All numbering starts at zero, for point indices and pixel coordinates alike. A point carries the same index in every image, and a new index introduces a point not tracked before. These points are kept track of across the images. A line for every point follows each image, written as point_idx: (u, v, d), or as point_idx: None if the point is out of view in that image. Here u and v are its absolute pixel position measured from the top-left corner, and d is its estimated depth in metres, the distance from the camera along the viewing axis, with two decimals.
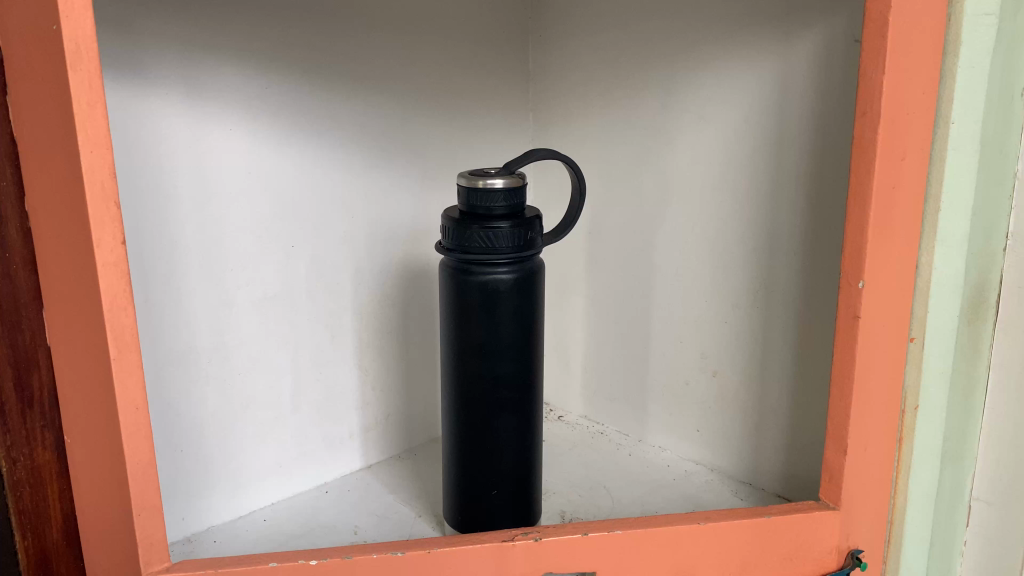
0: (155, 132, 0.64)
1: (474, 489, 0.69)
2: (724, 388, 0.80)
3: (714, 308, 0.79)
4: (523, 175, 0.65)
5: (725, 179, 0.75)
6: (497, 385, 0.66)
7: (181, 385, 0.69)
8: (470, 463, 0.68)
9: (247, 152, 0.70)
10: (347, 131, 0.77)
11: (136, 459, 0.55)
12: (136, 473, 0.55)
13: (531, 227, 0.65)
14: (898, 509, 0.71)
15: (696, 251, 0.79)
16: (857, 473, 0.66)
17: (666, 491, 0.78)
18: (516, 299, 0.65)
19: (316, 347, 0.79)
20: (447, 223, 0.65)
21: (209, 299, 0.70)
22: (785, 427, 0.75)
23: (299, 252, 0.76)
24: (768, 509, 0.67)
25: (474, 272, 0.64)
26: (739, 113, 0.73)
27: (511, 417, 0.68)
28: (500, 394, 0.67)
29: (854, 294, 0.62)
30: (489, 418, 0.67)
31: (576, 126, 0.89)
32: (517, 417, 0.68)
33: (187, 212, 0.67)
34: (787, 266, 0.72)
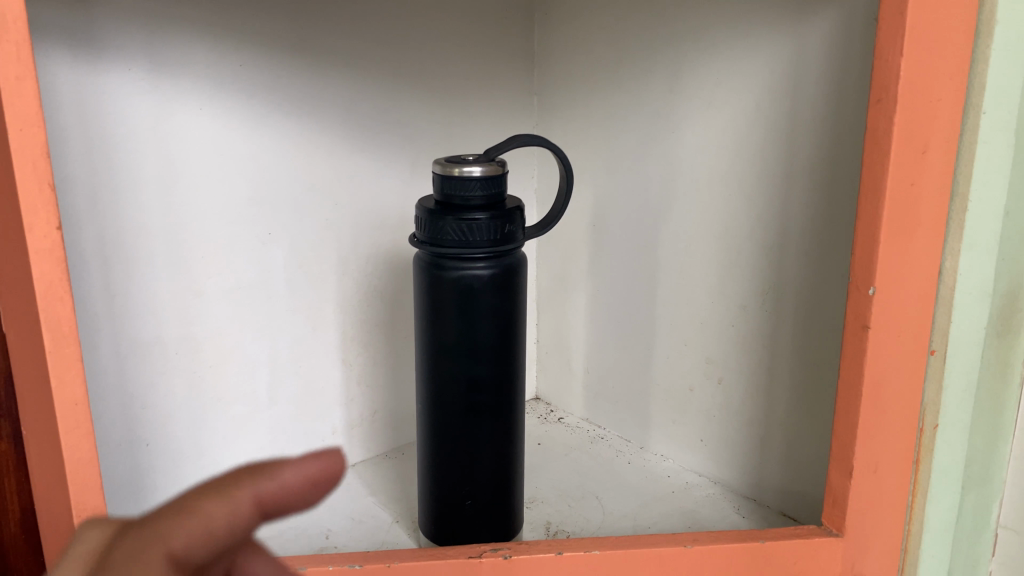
0: (116, 109, 0.60)
1: (449, 499, 0.64)
2: (728, 397, 0.74)
3: (721, 310, 0.73)
4: (504, 163, 0.60)
5: (733, 169, 0.69)
6: (473, 389, 0.62)
7: (146, 377, 0.66)
8: (445, 471, 0.64)
9: (219, 133, 0.66)
10: (330, 113, 0.73)
11: (78, 458, 0.49)
12: (75, 474, 0.49)
13: (511, 220, 0.59)
14: (913, 536, 0.64)
15: (702, 248, 0.73)
16: (863, 499, 0.60)
17: (663, 505, 0.73)
18: (493, 297, 0.60)
19: (296, 339, 0.75)
20: (420, 214, 0.60)
21: (177, 288, 0.66)
22: (790, 441, 0.69)
23: (276, 239, 0.72)
24: (764, 533, 0.61)
25: (448, 268, 0.59)
26: (750, 99, 0.67)
27: (488, 423, 0.63)
28: (476, 398, 0.62)
29: (864, 302, 0.55)
30: (464, 424, 0.62)
31: (579, 111, 0.83)
32: (493, 424, 0.63)
33: (152, 196, 0.63)
34: (796, 266, 0.66)
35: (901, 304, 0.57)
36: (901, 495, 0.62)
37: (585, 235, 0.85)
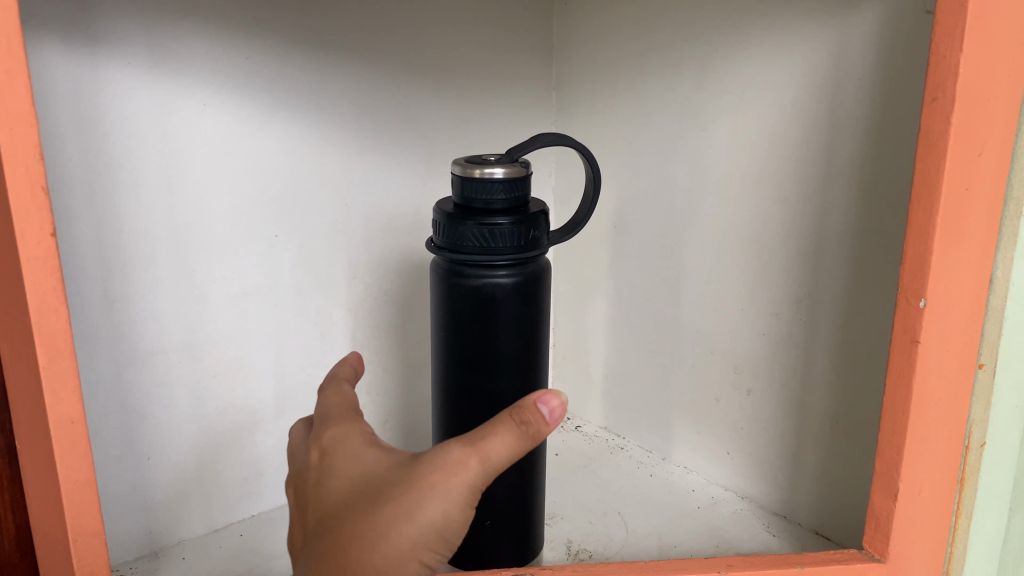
0: (115, 105, 0.57)
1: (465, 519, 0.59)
2: (758, 408, 0.70)
3: (752, 318, 0.69)
4: (528, 163, 0.56)
5: (766, 170, 0.65)
6: (495, 402, 0.58)
7: (147, 387, 0.62)
8: None
9: (224, 130, 0.63)
10: (341, 109, 0.69)
11: (73, 480, 0.44)
12: (72, 498, 0.44)
13: (536, 224, 0.56)
14: (955, 559, 0.61)
15: (732, 252, 0.70)
16: (907, 522, 0.56)
17: (690, 522, 0.70)
18: (516, 306, 0.56)
19: (304, 346, 0.72)
20: (438, 218, 0.56)
21: (179, 293, 0.63)
22: (825, 457, 0.65)
23: (283, 242, 0.68)
24: (801, 558, 0.58)
25: (467, 275, 0.56)
26: (786, 96, 0.63)
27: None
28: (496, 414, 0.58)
29: (914, 315, 0.52)
30: None
31: (600, 107, 0.80)
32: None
33: (153, 197, 0.60)
34: (834, 274, 0.62)
35: (951, 316, 0.53)
36: (944, 517, 0.58)
37: (606, 237, 0.81)
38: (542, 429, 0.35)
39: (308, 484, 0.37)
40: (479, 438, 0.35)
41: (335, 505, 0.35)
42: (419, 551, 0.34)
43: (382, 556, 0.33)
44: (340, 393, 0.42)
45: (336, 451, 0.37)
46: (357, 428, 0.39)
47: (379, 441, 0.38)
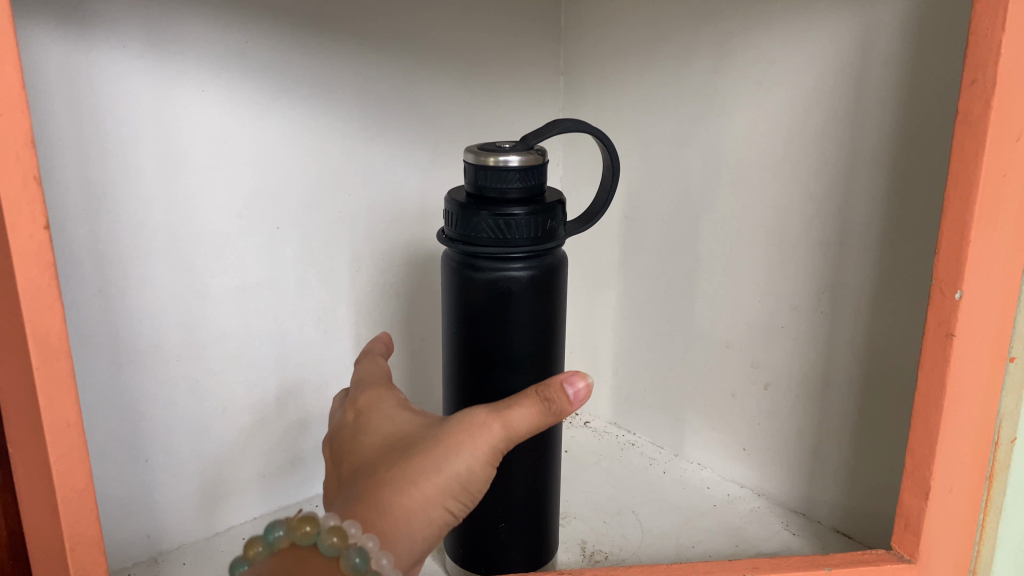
0: (110, 91, 0.54)
1: (478, 522, 0.57)
2: (776, 403, 0.68)
3: (770, 311, 0.67)
4: (544, 151, 0.54)
5: (787, 158, 0.63)
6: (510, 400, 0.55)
7: (145, 387, 0.60)
8: None
9: (223, 117, 0.60)
10: (344, 96, 0.67)
11: (69, 486, 0.41)
12: (67, 506, 0.42)
13: (553, 215, 0.53)
14: (983, 559, 0.59)
15: (749, 243, 0.67)
16: (938, 522, 0.54)
17: (707, 520, 0.68)
18: (532, 301, 0.54)
19: (306, 342, 0.69)
20: (450, 208, 0.54)
21: (177, 288, 0.60)
22: (848, 453, 0.64)
23: (285, 235, 0.65)
24: (829, 559, 0.56)
25: (481, 268, 0.53)
26: (808, 80, 0.61)
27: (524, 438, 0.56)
28: None
29: (948, 307, 0.50)
30: None
31: (609, 94, 0.77)
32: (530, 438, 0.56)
33: (150, 188, 0.57)
34: (859, 265, 0.60)
35: (986, 307, 0.51)
36: (971, 515, 0.57)
37: (617, 228, 0.79)
38: (564, 408, 0.39)
39: (348, 440, 0.42)
40: (505, 409, 0.40)
41: (373, 455, 0.40)
42: (446, 494, 0.38)
43: (416, 494, 0.38)
44: (374, 368, 0.48)
45: (374, 410, 0.43)
46: (389, 393, 0.44)
47: (410, 406, 0.43)
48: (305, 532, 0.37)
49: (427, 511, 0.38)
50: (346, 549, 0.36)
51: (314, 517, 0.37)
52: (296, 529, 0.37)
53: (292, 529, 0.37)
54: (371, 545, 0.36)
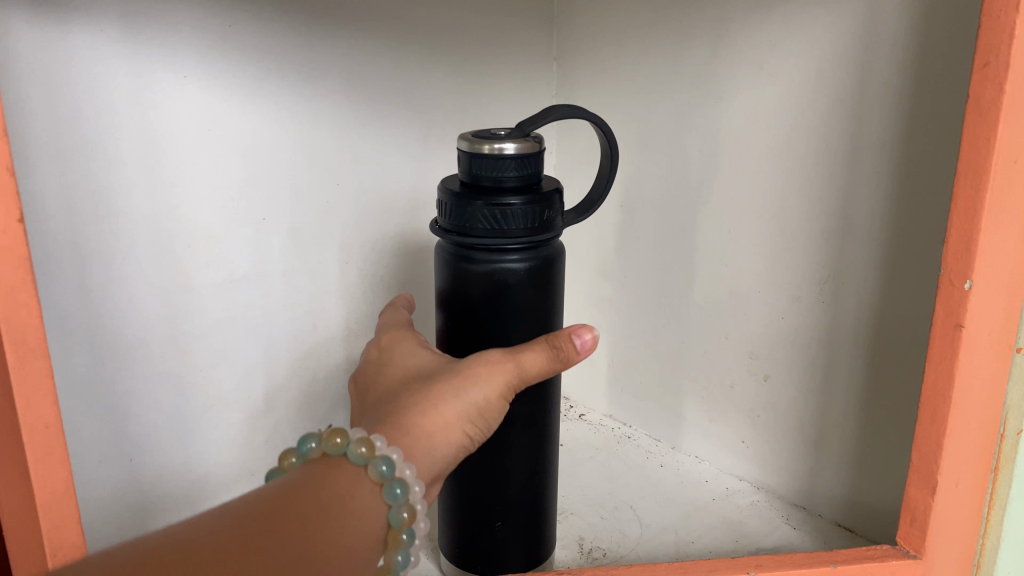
0: (90, 78, 0.52)
1: (474, 520, 0.55)
2: (776, 395, 0.67)
3: (770, 302, 0.66)
4: (541, 138, 0.52)
5: (788, 144, 0.61)
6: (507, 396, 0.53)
7: (129, 385, 0.58)
8: (470, 490, 0.55)
9: (207, 104, 0.58)
10: (331, 82, 0.64)
11: (49, 490, 0.40)
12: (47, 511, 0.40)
13: (551, 204, 0.51)
14: (987, 552, 0.58)
15: (748, 233, 0.66)
16: (944, 516, 0.53)
17: (706, 515, 0.66)
18: (528, 293, 0.52)
19: (295, 336, 0.67)
20: (443, 198, 0.52)
21: (161, 282, 0.58)
22: (850, 446, 0.62)
23: (271, 226, 0.63)
24: (834, 556, 0.54)
25: (476, 260, 0.51)
26: (810, 64, 0.59)
27: (522, 435, 0.54)
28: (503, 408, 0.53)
29: (958, 298, 0.48)
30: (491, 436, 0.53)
31: (605, 80, 0.75)
32: (528, 435, 0.54)
33: (133, 178, 0.55)
34: (862, 254, 0.59)
35: (995, 297, 0.50)
36: (974, 508, 0.55)
37: (612, 217, 0.77)
38: (571, 355, 0.44)
39: (375, 376, 0.48)
40: (519, 352, 0.45)
41: (399, 385, 0.46)
42: (464, 418, 0.44)
43: (438, 416, 0.43)
44: (396, 319, 0.53)
45: (398, 351, 0.48)
46: (412, 338, 0.50)
47: (430, 349, 0.49)
48: (335, 444, 0.39)
49: (446, 433, 0.43)
50: (372, 458, 0.39)
51: (343, 430, 0.39)
52: (326, 441, 0.39)
53: (324, 440, 0.39)
54: (396, 457, 0.39)
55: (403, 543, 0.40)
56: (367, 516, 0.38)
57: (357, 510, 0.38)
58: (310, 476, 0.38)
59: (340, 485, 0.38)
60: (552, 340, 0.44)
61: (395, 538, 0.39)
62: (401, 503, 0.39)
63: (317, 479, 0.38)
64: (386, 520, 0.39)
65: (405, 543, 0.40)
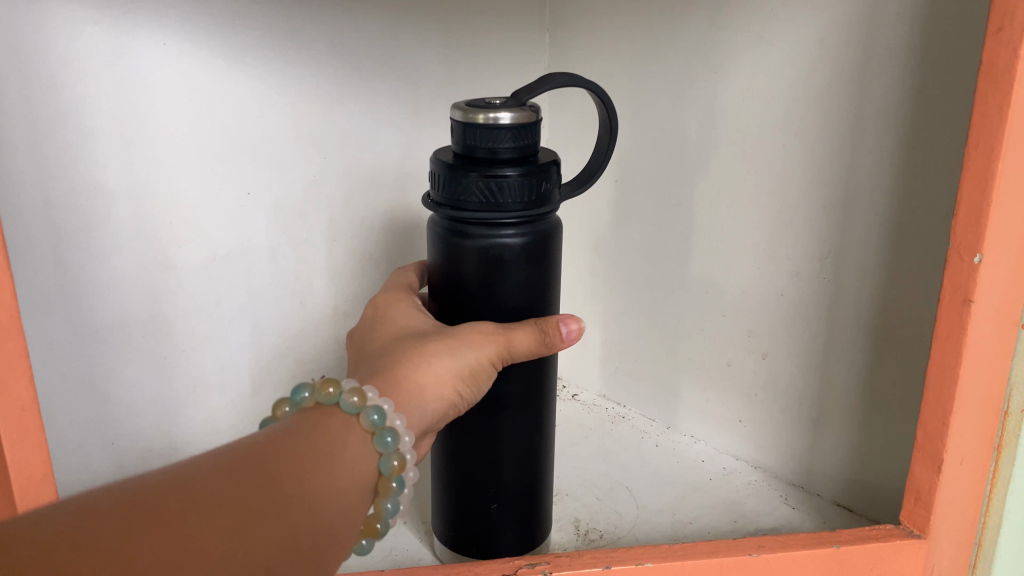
0: (61, 44, 0.50)
1: (469, 501, 0.54)
2: (775, 374, 0.66)
3: (769, 278, 0.64)
4: (538, 107, 0.50)
5: (789, 116, 0.60)
6: (503, 376, 0.51)
7: (108, 365, 0.56)
8: (465, 471, 0.53)
9: (188, 73, 0.56)
10: (317, 51, 0.62)
11: (22, 462, 0.42)
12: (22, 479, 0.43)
13: (548, 176, 0.49)
14: (988, 531, 0.56)
15: (747, 208, 0.64)
16: (948, 495, 0.52)
17: (703, 495, 0.65)
18: (524, 269, 0.50)
19: (281, 315, 0.65)
20: (437, 170, 0.50)
21: (141, 258, 0.56)
22: (851, 424, 0.61)
23: (256, 201, 0.61)
24: (836, 536, 0.53)
25: (471, 235, 0.49)
26: (814, 31, 0.57)
27: (517, 416, 0.52)
28: (499, 387, 0.51)
29: (965, 272, 0.47)
30: (487, 415, 0.52)
31: (599, 51, 0.73)
32: (523, 415, 0.53)
33: (110, 150, 0.53)
34: (865, 229, 0.57)
35: (1003, 271, 0.48)
36: (973, 486, 0.54)
37: (606, 192, 0.75)
38: (556, 341, 0.45)
39: (368, 333, 0.48)
40: (510, 326, 0.45)
41: (392, 339, 0.45)
42: (456, 377, 0.43)
43: (430, 371, 0.42)
44: (397, 281, 0.53)
45: (393, 308, 0.48)
46: (406, 297, 0.50)
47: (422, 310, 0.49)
48: (328, 393, 0.37)
49: (437, 390, 0.43)
50: (365, 408, 0.37)
51: (335, 380, 0.38)
52: (319, 390, 0.37)
53: (316, 390, 0.38)
54: (388, 407, 0.38)
55: (394, 492, 0.38)
56: (360, 464, 0.36)
57: (350, 458, 0.36)
58: (301, 422, 0.36)
59: (332, 432, 0.36)
60: (543, 323, 0.45)
61: (385, 486, 0.38)
62: (392, 452, 0.38)
63: (308, 425, 0.36)
64: (378, 470, 0.37)
65: (394, 492, 0.38)
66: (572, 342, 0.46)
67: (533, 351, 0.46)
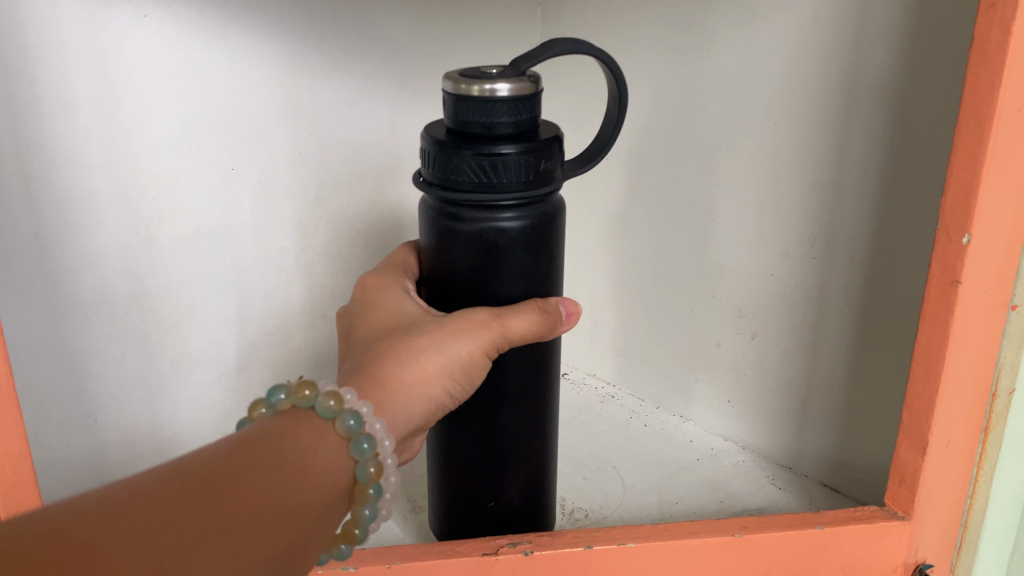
0: (36, 15, 0.49)
1: (466, 497, 0.53)
2: (765, 355, 0.65)
3: (758, 258, 0.64)
4: (538, 78, 0.47)
5: (778, 93, 0.59)
6: (500, 368, 0.50)
7: (89, 342, 0.56)
8: (463, 467, 0.52)
9: (168, 44, 0.55)
10: (299, 25, 0.61)
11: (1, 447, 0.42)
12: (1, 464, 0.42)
13: (548, 154, 0.47)
14: (974, 512, 0.56)
15: (737, 187, 0.63)
16: (932, 478, 0.52)
17: (689, 475, 0.65)
18: (523, 254, 0.48)
19: (266, 292, 0.65)
20: (429, 147, 0.47)
21: (121, 233, 0.56)
22: (838, 406, 0.61)
23: (239, 176, 0.60)
24: (821, 518, 0.53)
25: (466, 217, 0.47)
26: (807, 7, 0.56)
27: (514, 409, 0.51)
28: (497, 382, 0.50)
29: (955, 252, 0.46)
30: (484, 412, 0.50)
31: (590, 28, 0.72)
32: (520, 409, 0.51)
33: (88, 123, 0.52)
34: (855, 209, 0.57)
35: (993, 251, 0.48)
36: (960, 468, 0.54)
37: (597, 171, 0.74)
38: (554, 322, 0.47)
39: (359, 319, 0.47)
40: (508, 311, 0.45)
41: (381, 330, 0.45)
42: (444, 374, 0.42)
43: (417, 369, 0.42)
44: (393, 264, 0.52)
45: (382, 297, 0.48)
46: (397, 282, 0.49)
47: (412, 297, 0.48)
48: (304, 396, 0.36)
49: (423, 388, 0.42)
50: (341, 412, 0.36)
51: (313, 382, 0.37)
52: (296, 394, 0.37)
53: (292, 393, 0.37)
54: (365, 412, 0.37)
55: (371, 499, 0.38)
56: (335, 471, 0.35)
57: (325, 464, 0.35)
58: (274, 428, 0.35)
59: (307, 438, 0.35)
60: (544, 304, 0.46)
61: (361, 492, 0.37)
62: (368, 459, 0.37)
63: (281, 429, 0.35)
64: (354, 476, 0.37)
65: (372, 499, 0.38)
66: (568, 324, 0.48)
67: (528, 334, 0.46)
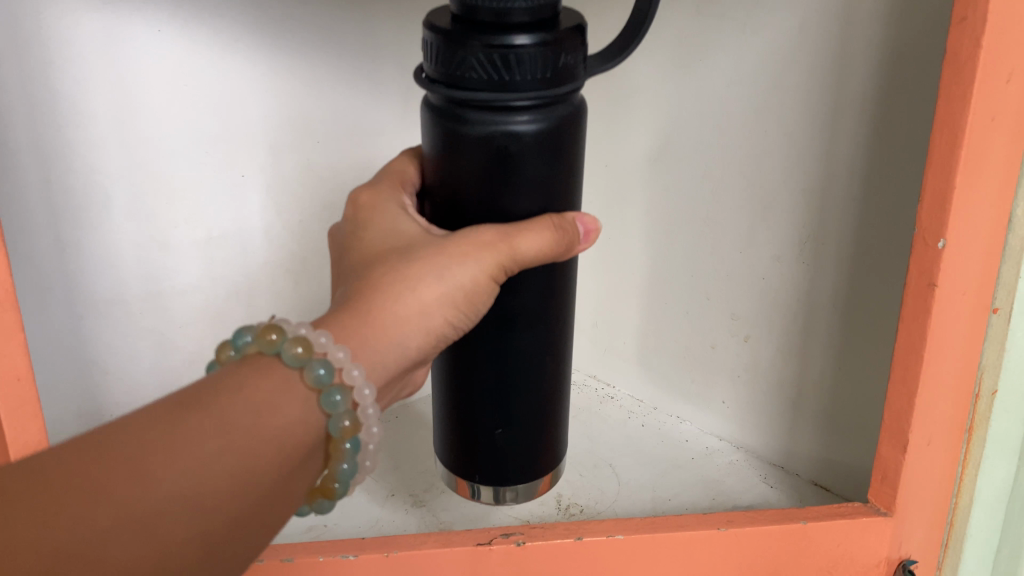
0: (60, 32, 0.53)
1: (469, 421, 0.42)
2: (758, 357, 0.67)
3: (750, 262, 0.66)
4: None
5: (768, 103, 0.61)
6: (510, 286, 0.39)
7: (107, 339, 0.61)
8: (468, 389, 0.42)
9: (183, 57, 0.58)
10: None
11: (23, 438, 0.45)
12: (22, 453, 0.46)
13: (574, 45, 0.35)
14: (959, 510, 0.57)
15: (730, 194, 0.65)
16: (915, 476, 0.53)
17: (683, 473, 0.67)
18: (541, 163, 0.36)
19: (276, 293, 0.68)
20: (427, 34, 0.35)
21: (137, 237, 0.60)
22: (828, 406, 0.63)
23: (250, 182, 0.63)
24: (805, 512, 0.55)
25: (470, 121, 0.35)
26: (795, 20, 0.58)
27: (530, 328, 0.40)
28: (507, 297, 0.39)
29: (931, 256, 0.48)
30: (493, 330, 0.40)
31: None
32: (534, 335, 0.40)
33: (107, 134, 0.57)
34: (841, 216, 0.59)
35: (971, 257, 0.49)
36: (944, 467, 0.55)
37: None
38: (571, 242, 0.37)
39: (349, 241, 0.40)
40: (516, 226, 0.36)
41: (370, 256, 0.37)
42: (444, 305, 0.36)
43: (412, 300, 0.35)
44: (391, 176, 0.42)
45: (372, 219, 0.39)
46: (395, 198, 0.41)
47: (412, 215, 0.40)
48: (270, 340, 0.32)
49: (419, 321, 0.36)
50: (310, 360, 0.32)
51: (279, 325, 0.33)
52: (259, 339, 0.33)
53: (258, 337, 0.33)
54: (340, 358, 0.33)
55: (348, 453, 0.33)
56: (301, 429, 0.32)
57: (286, 426, 0.31)
58: (232, 377, 0.31)
59: (271, 388, 0.32)
60: (559, 220, 0.36)
61: (337, 447, 0.33)
62: (342, 412, 0.32)
63: (235, 381, 0.31)
64: (327, 430, 0.33)
65: (349, 453, 0.33)
66: (585, 243, 0.39)
67: (541, 256, 0.37)
